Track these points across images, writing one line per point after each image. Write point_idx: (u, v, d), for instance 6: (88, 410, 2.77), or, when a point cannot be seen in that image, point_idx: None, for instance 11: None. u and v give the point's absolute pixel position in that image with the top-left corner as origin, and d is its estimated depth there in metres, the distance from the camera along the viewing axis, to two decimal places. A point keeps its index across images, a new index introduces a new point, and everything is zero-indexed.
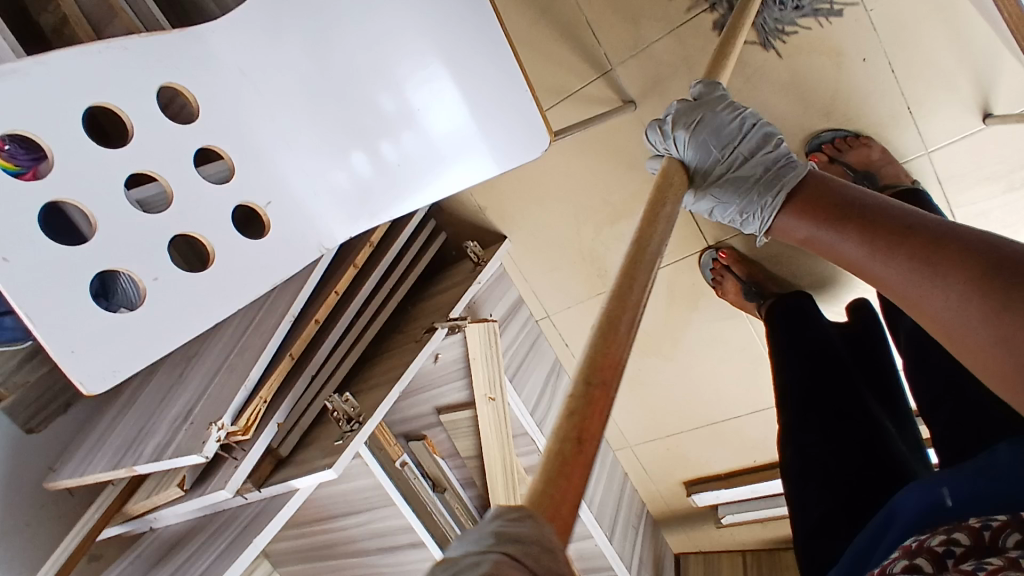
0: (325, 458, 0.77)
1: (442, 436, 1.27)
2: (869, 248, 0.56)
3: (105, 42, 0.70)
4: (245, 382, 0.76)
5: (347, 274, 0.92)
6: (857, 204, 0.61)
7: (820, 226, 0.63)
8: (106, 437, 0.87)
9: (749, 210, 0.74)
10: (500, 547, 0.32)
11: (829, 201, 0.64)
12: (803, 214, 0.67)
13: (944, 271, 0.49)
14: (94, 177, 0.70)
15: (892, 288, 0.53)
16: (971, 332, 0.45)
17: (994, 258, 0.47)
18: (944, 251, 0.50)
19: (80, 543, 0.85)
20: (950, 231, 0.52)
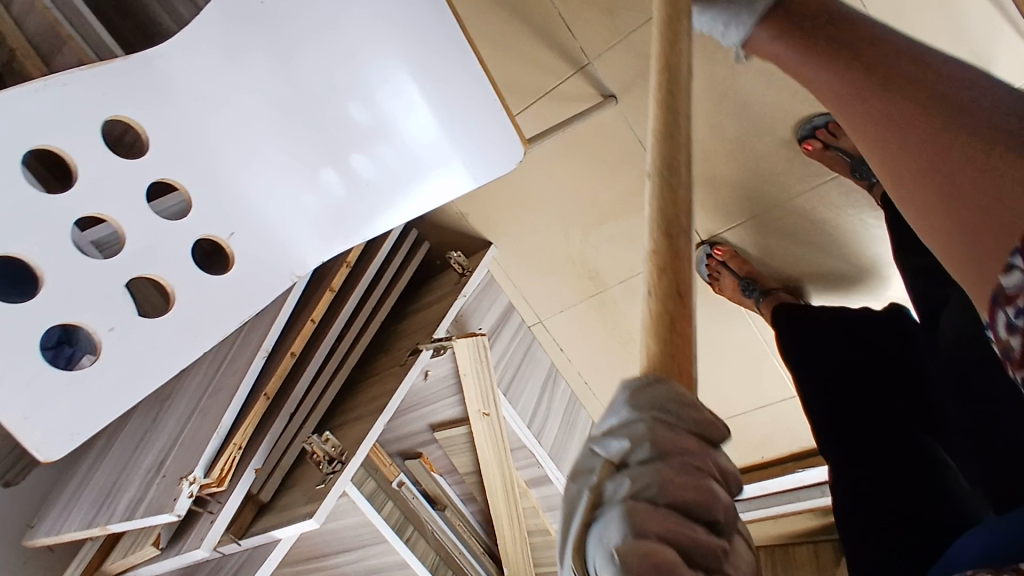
0: (307, 505, 0.73)
1: (439, 453, 1.22)
2: (833, 66, 0.49)
3: (39, 81, 0.65)
4: (218, 429, 0.72)
5: (321, 301, 0.87)
6: (852, 30, 0.51)
7: (794, 46, 0.56)
8: (81, 491, 0.83)
9: (733, 20, 0.68)
10: (645, 416, 0.40)
11: (803, 17, 0.58)
12: (779, 28, 0.60)
13: (905, 90, 0.42)
14: (37, 226, 0.65)
15: (845, 111, 0.47)
16: (898, 156, 0.41)
17: (938, 80, 0.41)
18: (893, 68, 0.44)
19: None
20: (884, 46, 0.47)
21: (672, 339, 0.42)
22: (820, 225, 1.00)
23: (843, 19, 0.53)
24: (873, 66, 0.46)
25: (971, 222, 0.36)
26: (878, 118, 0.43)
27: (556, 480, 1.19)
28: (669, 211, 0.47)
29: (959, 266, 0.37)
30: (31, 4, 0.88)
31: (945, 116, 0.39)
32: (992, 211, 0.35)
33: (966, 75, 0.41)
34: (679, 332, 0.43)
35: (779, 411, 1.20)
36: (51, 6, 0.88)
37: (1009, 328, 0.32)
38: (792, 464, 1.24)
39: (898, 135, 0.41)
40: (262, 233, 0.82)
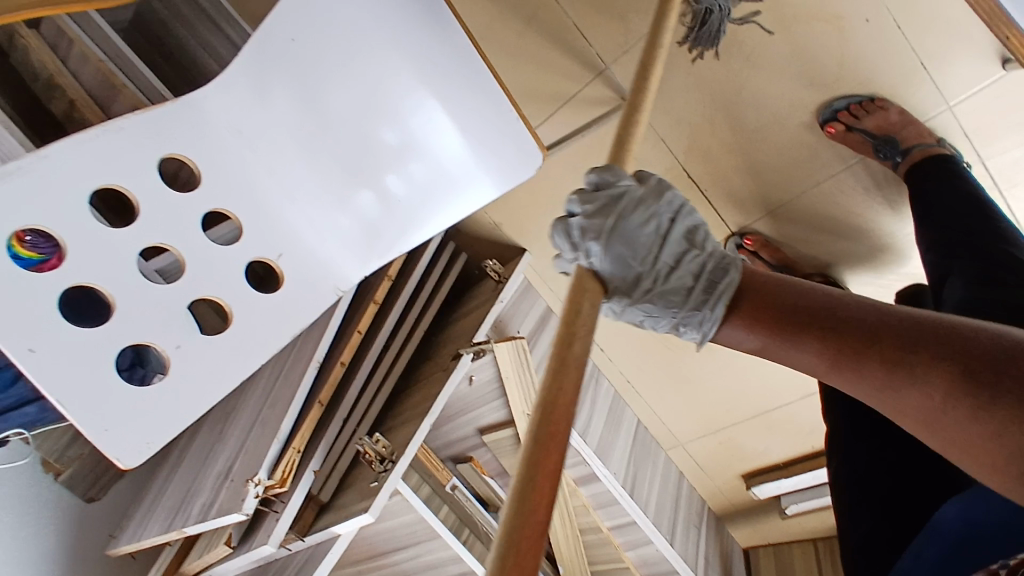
0: (362, 501, 0.78)
1: (489, 456, 1.27)
2: (812, 341, 0.52)
3: (97, 127, 0.72)
4: (277, 434, 0.78)
5: (367, 312, 0.93)
6: (796, 299, 0.56)
7: (773, 332, 0.55)
8: (157, 502, 0.90)
9: (685, 323, 0.62)
10: None
11: (768, 297, 0.58)
12: (749, 312, 0.59)
13: (917, 366, 0.46)
14: (110, 257, 0.73)
15: (863, 394, 0.49)
16: (960, 431, 0.43)
17: (952, 344, 0.45)
18: (893, 339, 0.48)
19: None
20: (861, 315, 0.51)
21: (529, 525, 0.43)
22: (844, 208, 1.03)
23: (808, 296, 0.56)
24: (894, 358, 0.48)
25: None
26: (919, 410, 0.46)
27: (604, 477, 1.18)
28: (558, 371, 0.51)
29: None
30: (87, 59, 0.96)
31: (991, 381, 0.42)
32: None
33: (979, 338, 0.45)
34: (536, 527, 0.43)
35: None
36: (105, 59, 0.96)
37: None
38: None
39: (973, 427, 0.42)
40: (308, 252, 0.88)
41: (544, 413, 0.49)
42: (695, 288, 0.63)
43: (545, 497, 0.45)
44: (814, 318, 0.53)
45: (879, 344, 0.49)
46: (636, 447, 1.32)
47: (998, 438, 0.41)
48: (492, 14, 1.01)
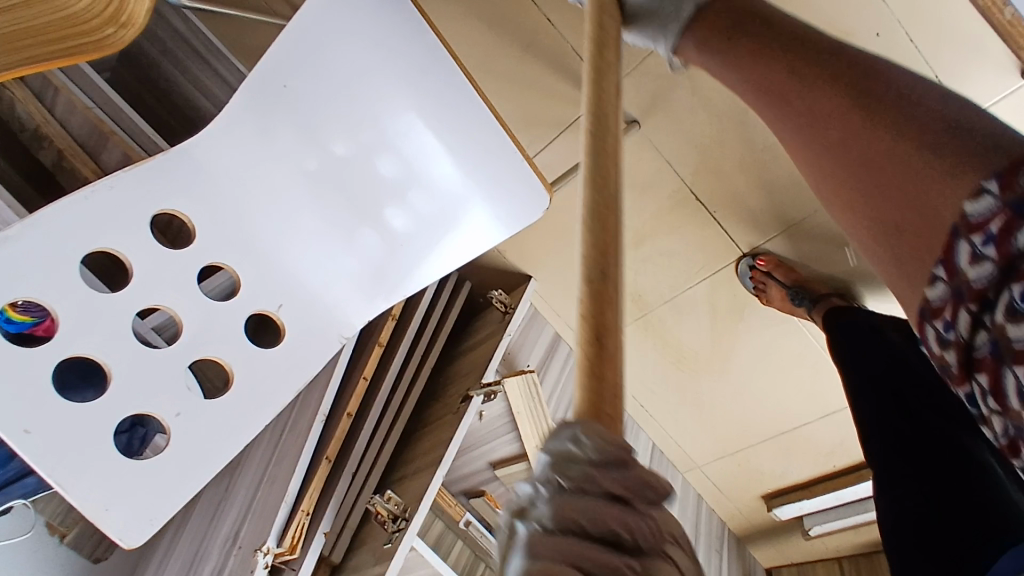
0: (377, 565, 0.75)
1: (501, 489, 1.24)
2: (755, 71, 0.58)
3: (89, 185, 0.70)
4: (285, 497, 0.74)
5: (372, 357, 0.90)
6: (755, 25, 0.60)
7: (720, 56, 0.62)
8: (164, 565, 0.86)
9: (662, 33, 0.67)
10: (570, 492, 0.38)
11: (724, 24, 0.63)
12: (708, 40, 0.64)
13: (818, 90, 0.53)
14: (104, 326, 0.70)
15: (771, 113, 0.57)
16: (829, 146, 0.52)
17: (862, 78, 0.51)
18: (814, 65, 0.54)
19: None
20: (805, 50, 0.56)
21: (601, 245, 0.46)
22: None
23: (783, 26, 0.59)
24: (810, 84, 0.53)
25: (860, 197, 0.50)
26: (814, 137, 0.53)
27: None
28: (598, 215, 0.48)
29: (847, 212, 0.52)
30: (74, 107, 0.93)
31: (879, 116, 0.48)
32: (863, 188, 0.49)
33: (891, 72, 0.50)
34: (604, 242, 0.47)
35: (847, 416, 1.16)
36: (93, 106, 0.95)
37: (939, 339, 0.44)
38: (866, 471, 1.20)
39: (853, 147, 0.50)
40: (308, 301, 0.85)
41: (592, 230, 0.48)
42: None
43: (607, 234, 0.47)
44: (774, 48, 0.57)
45: (817, 76, 0.53)
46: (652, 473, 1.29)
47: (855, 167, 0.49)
48: (489, 41, 0.98)
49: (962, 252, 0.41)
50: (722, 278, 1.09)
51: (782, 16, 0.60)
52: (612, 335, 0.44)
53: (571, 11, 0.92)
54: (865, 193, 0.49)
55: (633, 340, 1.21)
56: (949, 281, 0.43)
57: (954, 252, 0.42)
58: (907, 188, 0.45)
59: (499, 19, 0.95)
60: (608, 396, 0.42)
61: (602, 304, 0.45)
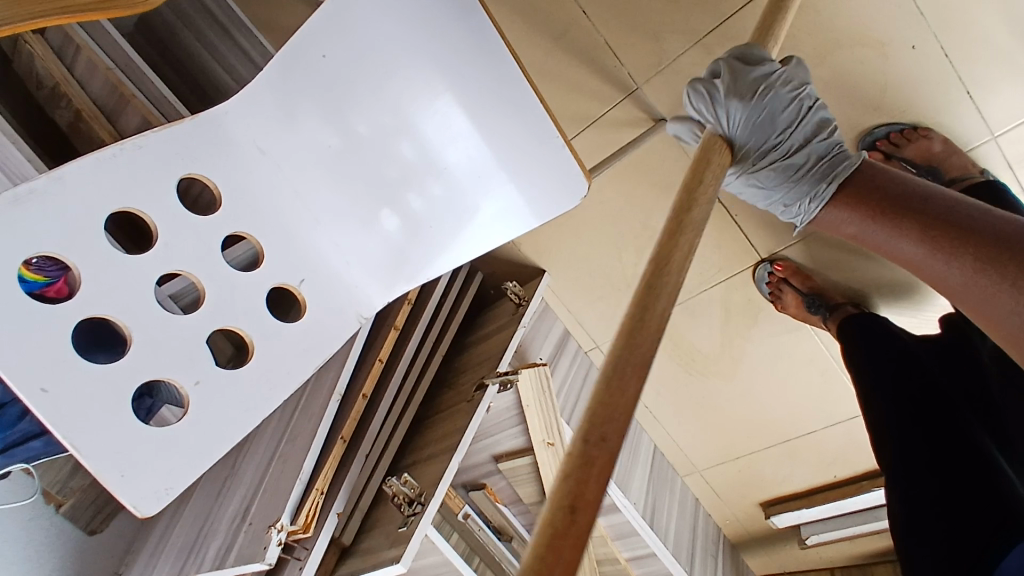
0: (392, 549, 0.74)
1: (502, 483, 1.23)
2: (917, 238, 0.64)
3: (117, 143, 0.68)
4: (300, 474, 0.73)
5: (388, 340, 0.89)
6: (909, 196, 0.66)
7: (870, 222, 0.68)
8: (165, 541, 0.84)
9: (795, 203, 0.77)
10: None
11: (869, 190, 0.70)
12: (853, 206, 0.70)
13: (1001, 270, 0.58)
14: (126, 288, 0.68)
15: (947, 286, 0.62)
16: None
17: None
18: (989, 243, 0.59)
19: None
20: (974, 220, 0.61)
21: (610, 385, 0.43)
22: None
23: (929, 195, 0.65)
24: (990, 260, 0.59)
25: None
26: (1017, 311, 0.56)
27: (624, 508, 1.13)
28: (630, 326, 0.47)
29: None
30: (95, 67, 0.90)
31: None
32: None
33: None
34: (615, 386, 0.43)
35: (853, 426, 1.16)
36: (114, 68, 0.91)
37: None
38: (867, 482, 1.21)
39: None
40: (331, 278, 0.84)
41: (610, 363, 0.45)
42: (815, 167, 0.75)
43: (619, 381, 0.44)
44: (930, 219, 0.63)
45: (969, 243, 0.60)
46: (654, 474, 1.29)
47: None
48: (520, 29, 0.97)
49: None
50: (738, 281, 1.09)
51: (937, 192, 0.66)
52: (589, 510, 0.38)
53: (607, 4, 0.92)
54: None
55: None
56: None
57: None
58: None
59: (535, 7, 0.94)
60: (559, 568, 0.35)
61: (586, 462, 0.40)
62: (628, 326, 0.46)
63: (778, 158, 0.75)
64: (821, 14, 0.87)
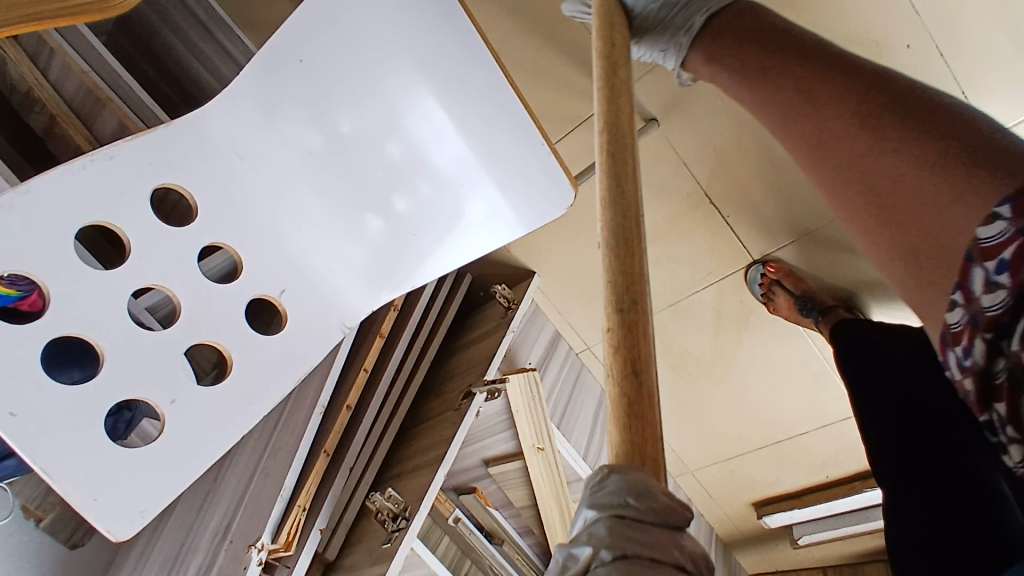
0: (375, 566, 0.73)
1: (493, 487, 1.21)
2: (760, 73, 0.62)
3: (85, 155, 0.65)
4: (281, 491, 0.71)
5: (373, 349, 0.87)
6: (762, 36, 0.65)
7: (725, 61, 0.67)
8: (148, 555, 0.82)
9: (671, 44, 0.74)
10: (608, 522, 0.38)
11: (733, 32, 0.69)
12: (712, 50, 0.70)
13: (828, 101, 0.56)
14: (97, 306, 0.66)
15: (780, 121, 0.60)
16: (837, 158, 0.54)
17: (876, 95, 0.53)
18: (821, 74, 0.57)
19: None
20: (815, 56, 0.59)
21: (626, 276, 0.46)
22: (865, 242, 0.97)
23: (782, 32, 0.64)
24: (815, 91, 0.57)
25: (891, 216, 0.50)
26: (833, 147, 0.54)
27: None
28: (618, 219, 0.49)
29: (867, 225, 0.52)
30: (69, 70, 0.87)
31: (888, 134, 0.50)
32: (889, 207, 0.50)
33: (901, 90, 0.52)
34: (628, 268, 0.47)
35: (846, 427, 1.16)
36: (89, 70, 0.88)
37: (957, 360, 0.43)
38: (860, 483, 1.20)
39: (885, 162, 0.50)
40: (312, 288, 0.82)
41: (614, 241, 0.48)
42: (687, 4, 0.73)
43: (630, 247, 0.47)
44: (776, 57, 0.61)
45: (793, 72, 0.59)
46: None
47: (866, 178, 0.51)
48: (508, 27, 0.94)
49: (975, 278, 0.40)
50: (730, 283, 1.07)
51: (792, 31, 0.64)
52: (648, 366, 0.43)
53: None
54: (920, 207, 0.47)
55: None
56: (967, 305, 0.41)
57: (970, 278, 0.41)
58: (884, 171, 0.50)
59: (522, 5, 0.92)
60: (641, 426, 0.41)
61: (633, 332, 0.44)
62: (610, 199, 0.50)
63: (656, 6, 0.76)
64: (815, 13, 0.84)
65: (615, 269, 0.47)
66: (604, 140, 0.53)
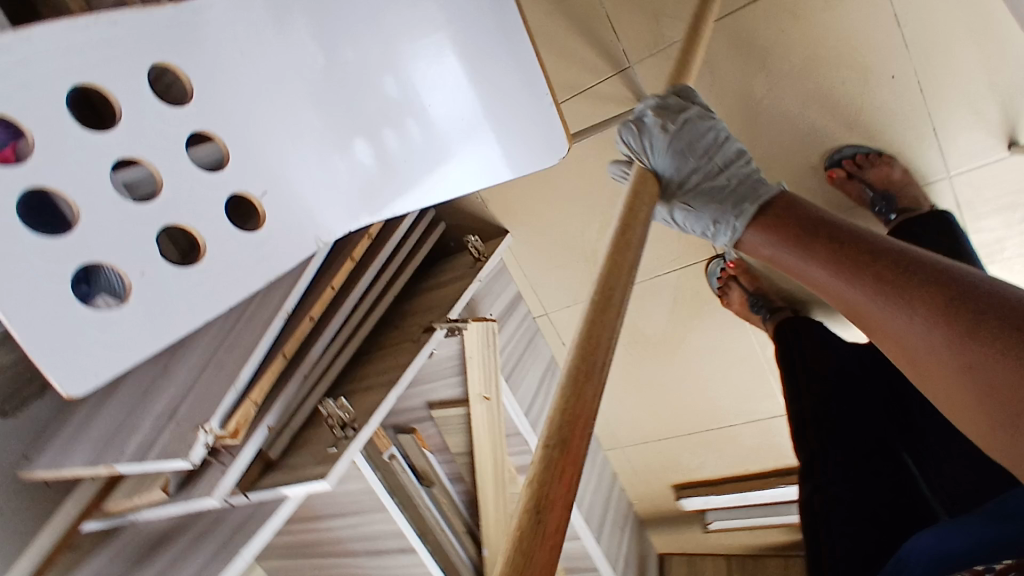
0: (318, 467, 0.75)
1: (432, 430, 1.25)
2: (830, 263, 0.62)
3: (90, 15, 0.63)
4: (236, 382, 0.73)
5: (343, 268, 0.89)
6: (823, 224, 0.65)
7: (787, 244, 0.67)
8: (84, 429, 0.82)
9: (722, 220, 0.76)
10: None
11: (791, 216, 0.69)
12: (775, 231, 0.69)
13: (906, 293, 0.55)
14: (81, 164, 0.65)
15: (861, 311, 0.59)
16: (925, 350, 0.53)
17: (957, 288, 0.52)
18: (896, 269, 0.57)
19: (70, 528, 0.87)
20: (884, 247, 0.60)
21: (575, 395, 0.49)
22: None
23: (845, 226, 0.64)
24: (892, 280, 0.57)
25: (995, 415, 0.47)
26: (923, 339, 0.53)
27: None
28: (587, 349, 0.52)
29: (969, 419, 0.50)
30: None
31: (980, 332, 0.49)
32: (994, 405, 0.47)
33: (983, 286, 0.52)
34: (581, 389, 0.50)
35: (771, 425, 1.23)
36: None
37: None
38: (774, 479, 1.28)
39: (980, 360, 0.48)
40: (295, 197, 0.82)
41: (570, 377, 0.50)
42: (735, 188, 0.77)
43: (586, 375, 0.51)
44: (845, 247, 0.62)
45: (867, 262, 0.59)
46: None
47: (960, 372, 0.50)
48: None
49: None
50: (690, 272, 1.13)
51: (852, 222, 0.64)
52: (555, 509, 0.43)
53: None
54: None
55: None
56: None
57: None
58: (1005, 382, 0.46)
59: None
60: (536, 556, 0.40)
61: (559, 453, 0.46)
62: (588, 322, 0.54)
63: (702, 182, 0.80)
64: (814, 29, 0.90)
65: (570, 383, 0.50)
66: (614, 231, 0.62)
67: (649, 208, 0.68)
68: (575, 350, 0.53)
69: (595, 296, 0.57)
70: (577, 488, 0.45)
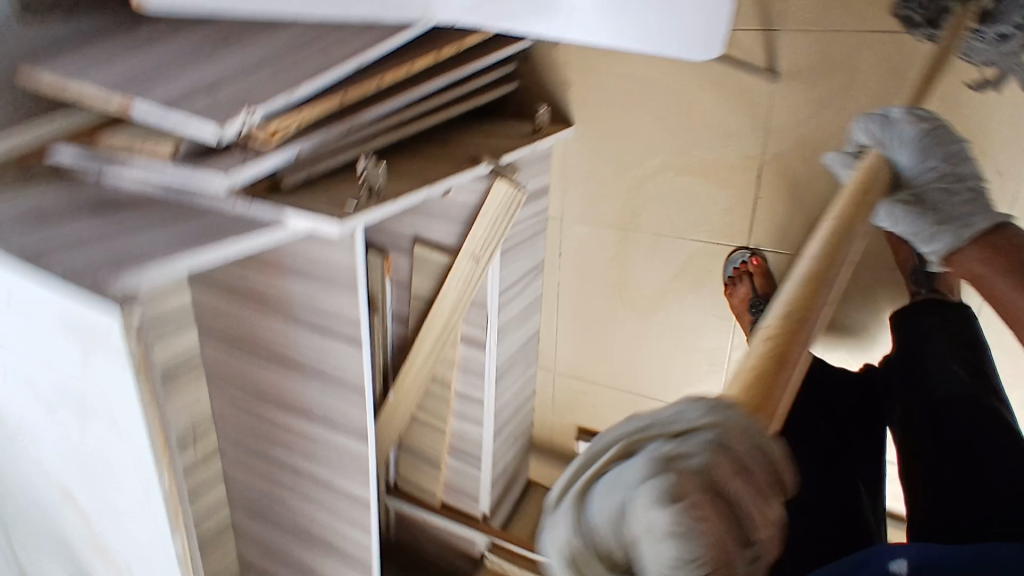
0: (333, 210, 0.72)
1: (404, 263, 1.20)
2: None
3: None
4: (293, 91, 0.69)
5: (429, 55, 0.84)
6: None
7: (1003, 269, 0.64)
8: (105, 59, 0.76)
9: (947, 226, 0.70)
10: (713, 432, 0.34)
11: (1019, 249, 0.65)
12: (995, 255, 0.66)
13: None
14: None
15: None
16: None
17: None
18: None
19: (35, 150, 0.77)
20: None
21: (815, 279, 0.47)
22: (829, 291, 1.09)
23: None
24: None
25: None
26: None
27: (489, 350, 1.20)
28: (831, 247, 0.51)
29: None
30: None
31: None
32: None
33: None
34: (820, 277, 0.47)
35: None
36: None
37: None
38: None
39: None
40: None
41: (812, 265, 0.48)
42: (965, 202, 0.71)
43: (824, 269, 0.48)
44: None
45: None
46: (524, 349, 1.34)
47: None
48: None
49: None
50: (712, 250, 1.14)
51: None
52: (789, 367, 0.40)
53: None
54: None
55: (603, 241, 1.23)
56: None
57: None
58: None
59: None
60: (769, 387, 0.38)
61: (799, 322, 0.43)
62: (834, 234, 0.52)
63: (931, 187, 0.74)
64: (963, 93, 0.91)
65: (811, 273, 0.47)
66: (858, 180, 0.62)
67: (881, 186, 0.64)
68: (819, 248, 0.51)
69: (835, 216, 0.55)
70: (805, 357, 0.42)
